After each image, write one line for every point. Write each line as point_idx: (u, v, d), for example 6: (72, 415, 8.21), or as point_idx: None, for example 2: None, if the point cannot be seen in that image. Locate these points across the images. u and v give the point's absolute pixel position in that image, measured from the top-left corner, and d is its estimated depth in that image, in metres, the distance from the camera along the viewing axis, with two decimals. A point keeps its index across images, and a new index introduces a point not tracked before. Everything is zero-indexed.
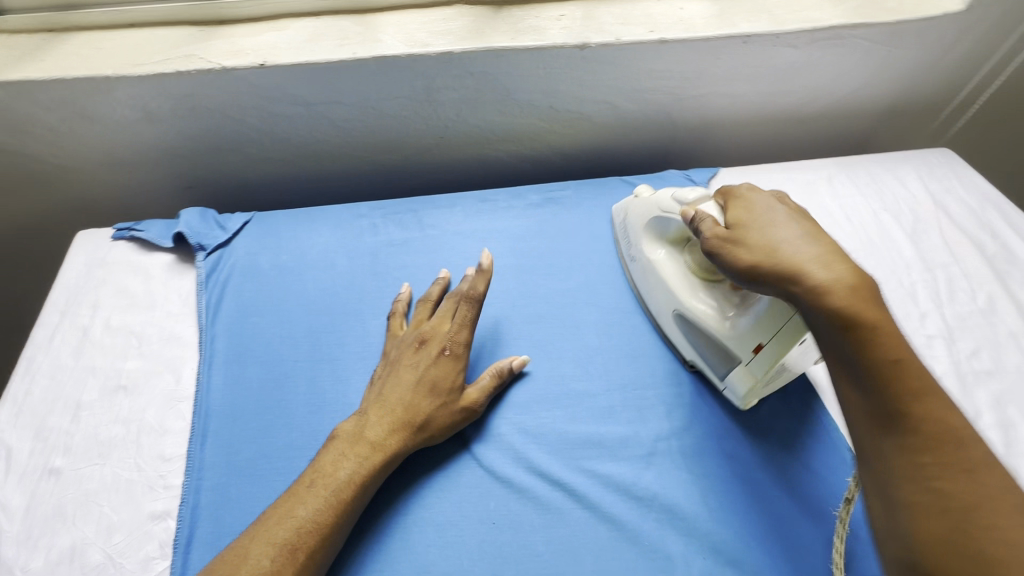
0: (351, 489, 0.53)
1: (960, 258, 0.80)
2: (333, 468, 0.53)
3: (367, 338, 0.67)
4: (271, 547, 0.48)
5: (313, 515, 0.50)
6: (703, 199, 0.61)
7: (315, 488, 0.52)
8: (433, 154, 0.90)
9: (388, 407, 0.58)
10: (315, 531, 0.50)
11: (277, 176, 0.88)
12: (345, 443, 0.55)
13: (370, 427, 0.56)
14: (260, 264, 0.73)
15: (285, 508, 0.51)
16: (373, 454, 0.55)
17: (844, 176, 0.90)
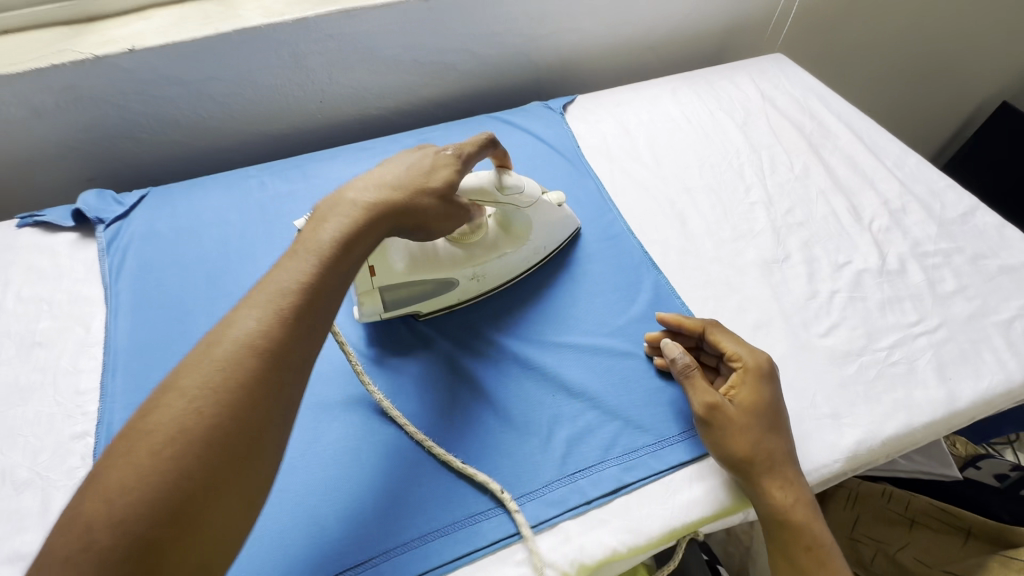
0: (276, 333, 0.43)
1: (782, 139, 0.92)
2: (246, 319, 0.43)
3: (259, 275, 0.75)
4: (186, 402, 0.39)
5: (237, 367, 0.41)
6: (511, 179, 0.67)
7: (237, 338, 0.42)
8: (318, 119, 0.98)
9: (316, 249, 0.49)
10: (239, 381, 0.40)
11: (173, 158, 0.96)
12: (268, 290, 0.45)
13: (284, 271, 0.47)
14: (159, 229, 0.80)
15: (199, 360, 0.41)
16: (308, 300, 0.46)
17: (687, 88, 1.01)
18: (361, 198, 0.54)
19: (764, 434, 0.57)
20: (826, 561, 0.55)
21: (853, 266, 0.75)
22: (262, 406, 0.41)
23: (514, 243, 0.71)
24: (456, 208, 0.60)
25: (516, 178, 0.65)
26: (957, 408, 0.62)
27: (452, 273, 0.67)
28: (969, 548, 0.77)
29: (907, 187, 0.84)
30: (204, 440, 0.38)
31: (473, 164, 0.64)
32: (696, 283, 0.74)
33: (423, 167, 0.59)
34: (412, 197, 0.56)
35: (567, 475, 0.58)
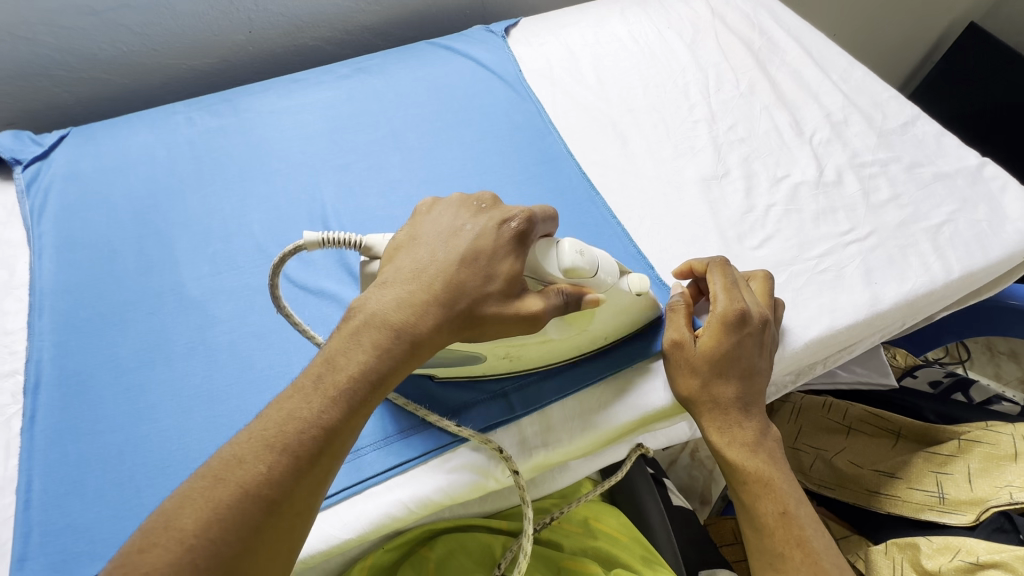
0: (309, 438, 0.40)
1: (729, 55, 0.89)
2: (290, 414, 0.40)
3: (189, 210, 0.73)
4: (209, 508, 0.36)
5: (264, 473, 0.38)
6: (580, 263, 0.50)
7: (266, 436, 0.39)
8: (249, 50, 0.93)
9: (368, 325, 0.44)
10: (262, 489, 0.38)
11: (99, 99, 0.90)
12: (310, 378, 0.42)
13: (338, 353, 0.43)
14: (82, 168, 0.77)
15: (229, 459, 0.39)
16: (350, 399, 0.42)
17: (635, 9, 0.97)
18: (398, 308, 0.45)
19: (713, 379, 0.56)
20: (765, 493, 0.53)
21: (791, 179, 0.75)
22: (282, 516, 0.38)
23: (566, 329, 0.55)
24: (531, 307, 0.48)
25: (586, 254, 0.51)
26: (880, 309, 0.64)
27: (484, 350, 0.53)
28: (900, 448, 0.81)
29: (850, 99, 0.83)
30: (267, 506, 0.38)
31: (537, 245, 0.50)
32: (634, 202, 0.73)
33: (489, 250, 0.48)
34: (469, 296, 0.46)
35: (500, 393, 0.59)
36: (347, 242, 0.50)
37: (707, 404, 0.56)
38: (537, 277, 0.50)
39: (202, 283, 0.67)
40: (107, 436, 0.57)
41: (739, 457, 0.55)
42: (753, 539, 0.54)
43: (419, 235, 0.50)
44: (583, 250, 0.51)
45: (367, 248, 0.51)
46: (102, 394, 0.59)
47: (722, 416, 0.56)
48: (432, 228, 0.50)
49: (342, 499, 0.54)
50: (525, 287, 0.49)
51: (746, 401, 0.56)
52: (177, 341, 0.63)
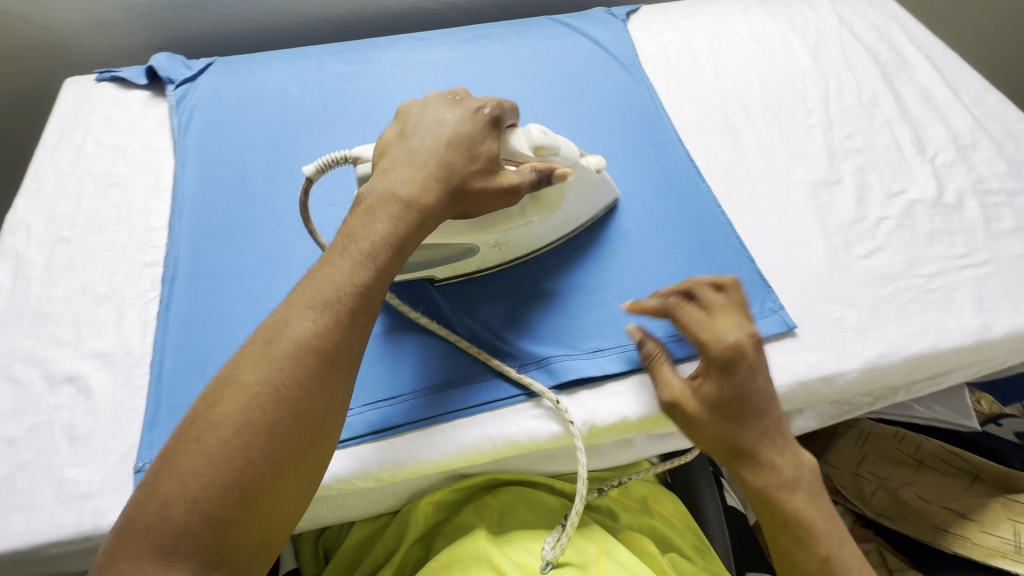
0: (346, 295, 0.45)
1: (854, 65, 0.87)
2: (326, 280, 0.46)
3: (315, 145, 0.78)
4: (266, 363, 0.42)
5: (310, 329, 0.44)
6: (539, 138, 0.57)
7: (307, 301, 0.45)
8: (380, 7, 0.97)
9: (383, 201, 0.49)
10: (312, 342, 0.43)
11: (240, 37, 0.97)
12: (339, 251, 0.47)
13: (362, 228, 0.48)
14: (223, 94, 0.83)
15: (276, 324, 0.44)
16: (376, 262, 0.47)
17: (759, 9, 0.96)
18: (402, 185, 0.49)
19: (726, 428, 0.50)
20: (806, 540, 0.47)
21: (907, 195, 0.73)
22: (332, 367, 0.44)
23: (544, 212, 0.62)
24: (511, 180, 0.53)
25: (549, 136, 0.58)
26: (989, 337, 0.62)
27: (474, 240, 0.60)
28: (976, 491, 0.78)
29: (980, 124, 0.80)
30: (317, 357, 0.43)
31: (506, 129, 0.56)
32: (741, 196, 0.73)
33: (468, 134, 0.53)
34: (458, 174, 0.51)
35: (590, 350, 0.61)
36: (338, 161, 0.55)
37: (726, 452, 0.50)
38: (512, 159, 0.56)
39: (322, 211, 0.72)
40: (228, 332, 0.62)
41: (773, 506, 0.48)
42: None
43: (405, 129, 0.55)
44: (546, 132, 0.58)
45: (356, 160, 0.56)
46: (227, 294, 0.65)
47: (747, 471, 0.49)
48: (412, 121, 0.55)
49: (434, 424, 0.58)
50: (502, 167, 0.54)
51: (771, 434, 0.50)
52: (295, 259, 0.68)
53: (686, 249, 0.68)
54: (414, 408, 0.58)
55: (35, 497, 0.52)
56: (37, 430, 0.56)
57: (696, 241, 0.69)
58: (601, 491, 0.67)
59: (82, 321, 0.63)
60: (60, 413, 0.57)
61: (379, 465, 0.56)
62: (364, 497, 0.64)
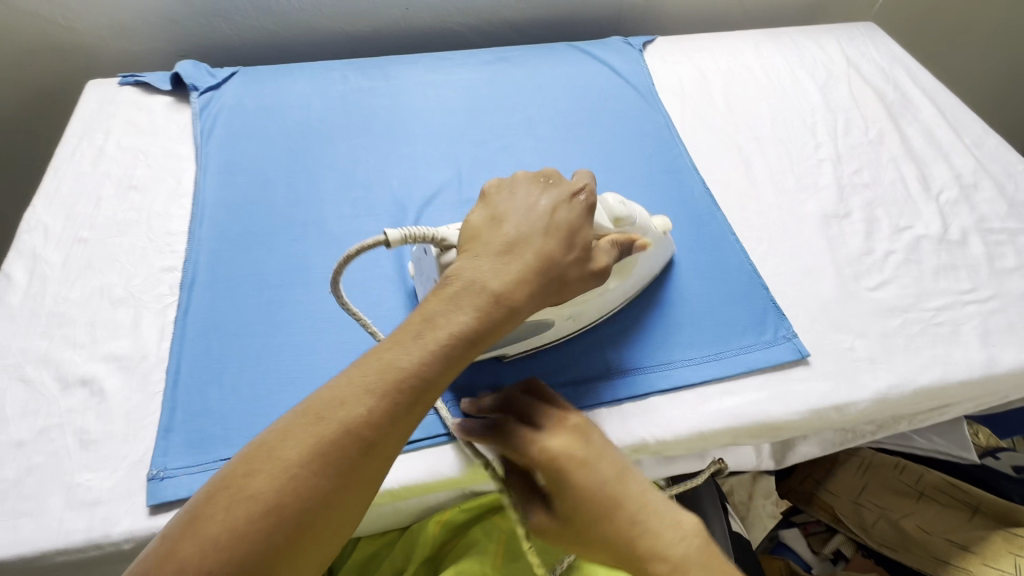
0: (407, 386, 0.41)
1: (860, 104, 0.90)
2: (391, 362, 0.42)
3: (337, 157, 0.79)
4: (312, 444, 0.38)
5: (365, 415, 0.40)
6: (617, 208, 0.58)
7: (370, 381, 0.41)
8: (403, 26, 1.00)
9: (470, 289, 0.47)
10: (362, 430, 0.39)
11: (262, 49, 0.98)
12: (413, 331, 0.44)
13: (438, 312, 0.45)
14: (247, 104, 0.84)
15: (332, 399, 0.40)
16: (448, 353, 0.44)
17: (770, 45, 0.99)
18: (494, 276, 0.48)
19: (590, 539, 0.44)
20: None
21: (914, 231, 0.75)
22: (374, 462, 0.40)
23: (621, 279, 0.62)
24: (603, 263, 0.56)
25: (626, 206, 0.60)
26: (994, 371, 0.64)
27: (555, 315, 0.58)
28: (977, 523, 0.79)
29: (982, 165, 0.83)
30: (362, 448, 0.39)
31: (594, 206, 0.57)
32: (754, 224, 0.75)
33: (568, 223, 0.54)
34: (559, 265, 0.52)
35: (608, 373, 0.62)
36: (425, 237, 0.52)
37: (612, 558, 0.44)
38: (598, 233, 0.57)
39: (343, 223, 0.72)
40: (245, 341, 0.62)
41: None
42: None
43: (495, 215, 0.53)
44: (623, 202, 0.59)
45: (441, 241, 0.54)
46: (246, 301, 0.65)
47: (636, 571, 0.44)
48: (499, 207, 0.54)
49: (455, 440, 0.58)
50: (594, 248, 0.56)
51: (638, 522, 0.43)
52: (315, 269, 0.68)
53: (700, 274, 0.70)
54: (432, 421, 0.59)
55: (44, 502, 0.51)
56: (48, 433, 0.55)
57: (711, 267, 0.70)
58: None
59: (97, 323, 0.62)
60: (72, 417, 0.56)
61: (397, 481, 0.56)
62: (370, 516, 0.62)
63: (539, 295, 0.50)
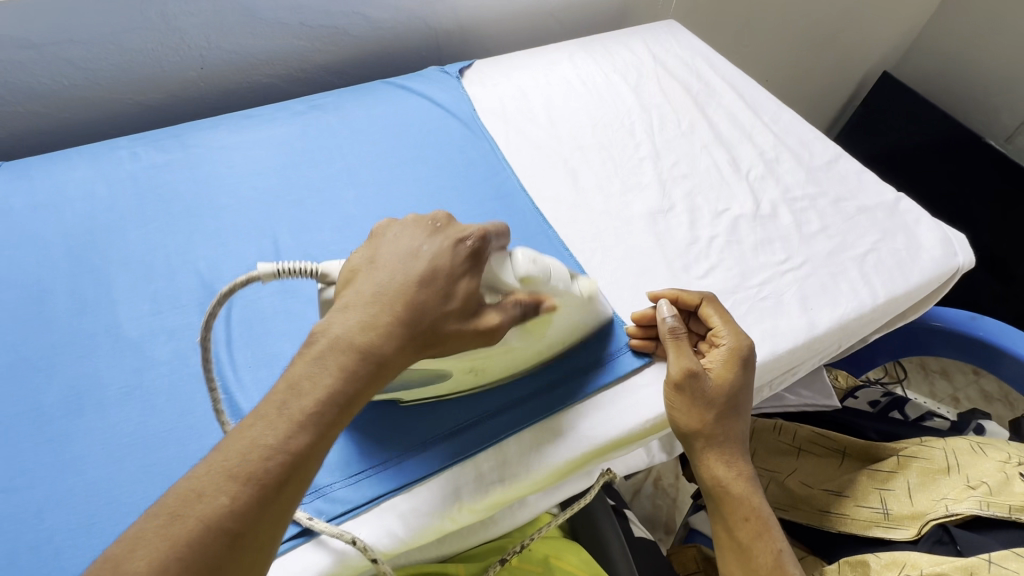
0: (274, 465, 0.39)
1: (670, 98, 0.95)
2: (254, 441, 0.39)
3: (131, 248, 0.70)
4: (166, 547, 0.35)
5: (228, 505, 0.37)
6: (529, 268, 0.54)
7: (228, 468, 0.38)
8: (201, 87, 0.92)
9: (336, 348, 0.44)
10: (224, 522, 0.36)
11: (32, 134, 0.86)
12: (277, 403, 0.41)
13: (302, 377, 0.42)
14: (12, 205, 0.73)
15: (187, 494, 0.37)
16: (318, 422, 0.41)
17: (583, 52, 1.02)
18: (360, 331, 0.44)
19: (721, 386, 0.59)
20: (761, 533, 0.57)
21: (731, 212, 0.79)
22: (245, 550, 0.37)
23: (528, 337, 0.57)
24: (489, 322, 0.50)
25: (538, 262, 0.55)
26: (816, 333, 0.68)
27: (449, 366, 0.54)
28: (846, 467, 0.84)
29: (780, 139, 0.90)
30: (229, 538, 0.37)
31: (496, 256, 0.53)
32: (586, 235, 0.75)
33: (447, 269, 0.49)
34: (430, 316, 0.47)
35: (453, 433, 0.58)
36: (303, 271, 0.51)
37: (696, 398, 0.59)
38: (494, 288, 0.53)
39: (141, 324, 0.64)
40: (22, 496, 0.52)
41: (728, 455, 0.59)
42: (749, 539, 0.57)
43: (361, 267, 0.49)
44: (535, 259, 0.55)
45: (324, 275, 0.51)
46: (21, 446, 0.55)
47: (713, 412, 0.59)
48: (383, 250, 0.50)
49: (292, 547, 0.51)
50: (484, 303, 0.51)
51: (746, 372, 0.60)
52: (110, 386, 0.59)
53: None
54: None
55: None
56: None
57: None
58: (504, 561, 0.62)
59: None
60: None
61: None
62: None
63: (409, 348, 0.47)
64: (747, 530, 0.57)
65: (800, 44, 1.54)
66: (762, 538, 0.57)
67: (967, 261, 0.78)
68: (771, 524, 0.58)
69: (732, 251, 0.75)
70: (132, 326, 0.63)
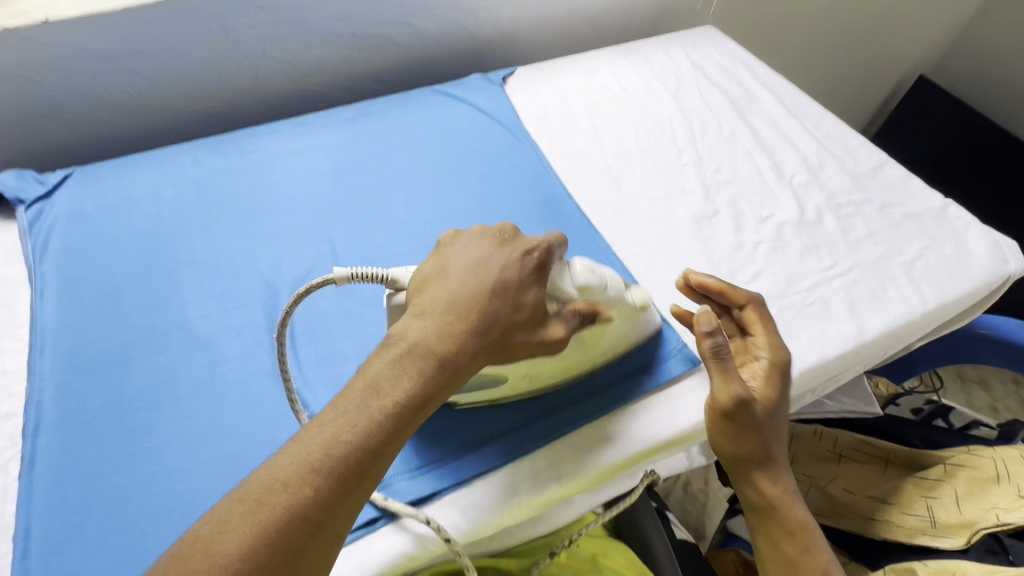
0: (353, 461, 0.41)
1: (711, 104, 0.96)
2: (335, 437, 0.41)
3: (197, 250, 0.74)
4: (255, 531, 0.37)
5: (311, 496, 0.39)
6: (585, 277, 0.56)
7: (311, 460, 0.40)
8: (255, 95, 0.95)
9: (412, 353, 0.46)
10: (308, 512, 0.38)
11: (99, 140, 0.90)
12: (355, 401, 0.43)
13: (381, 378, 0.44)
14: (86, 207, 0.77)
15: (272, 482, 0.39)
16: (395, 423, 0.43)
17: (622, 60, 1.03)
18: (438, 338, 0.46)
19: (766, 404, 0.59)
20: (807, 546, 0.57)
21: (776, 218, 0.80)
22: (324, 539, 0.39)
23: (582, 346, 0.59)
24: (555, 335, 0.52)
25: (596, 272, 0.57)
26: (865, 340, 0.68)
27: (508, 371, 0.56)
28: (890, 474, 0.84)
29: (823, 145, 0.90)
30: (310, 527, 0.38)
31: (556, 266, 0.55)
32: (632, 240, 0.77)
33: (516, 280, 0.51)
34: (502, 325, 0.49)
35: (505, 433, 0.60)
36: (373, 276, 0.52)
37: (745, 418, 0.58)
38: (554, 296, 0.55)
39: (210, 322, 0.67)
40: (107, 482, 0.55)
41: (774, 474, 0.59)
42: (795, 555, 0.57)
43: (430, 275, 0.51)
44: (592, 269, 0.57)
45: (393, 280, 0.53)
46: (105, 435, 0.58)
47: (760, 431, 0.58)
48: (452, 259, 0.52)
49: (359, 536, 0.54)
50: (548, 315, 0.53)
51: (784, 390, 0.61)
52: (183, 380, 0.62)
53: None
54: None
55: None
56: None
57: None
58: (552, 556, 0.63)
59: None
60: None
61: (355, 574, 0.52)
62: None
63: (481, 355, 0.49)
64: (794, 545, 0.57)
65: (834, 49, 1.53)
66: (809, 553, 0.57)
67: (1018, 269, 0.77)
68: (817, 535, 0.58)
69: (778, 256, 0.75)
70: (201, 323, 0.67)
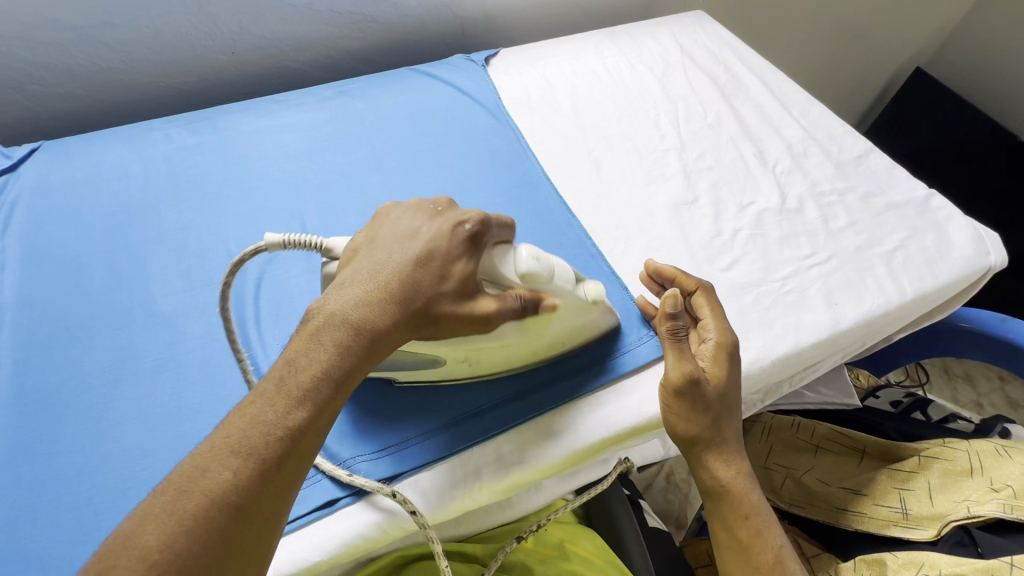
0: (276, 438, 0.39)
1: (697, 89, 0.94)
2: (255, 417, 0.40)
3: (164, 226, 0.72)
4: (175, 521, 0.35)
5: (232, 479, 0.37)
6: (528, 267, 0.54)
7: (229, 443, 0.38)
8: (232, 71, 0.93)
9: (329, 326, 0.44)
10: (230, 496, 0.37)
11: (70, 114, 0.88)
12: (273, 381, 0.41)
13: (299, 354, 0.43)
14: (52, 181, 0.75)
15: (191, 471, 0.37)
16: (315, 397, 0.42)
17: (609, 42, 1.01)
18: (355, 309, 0.45)
19: (717, 385, 0.58)
20: (761, 532, 0.56)
21: (756, 206, 0.78)
22: (253, 523, 0.37)
23: (523, 334, 0.56)
24: (485, 307, 0.50)
25: (542, 260, 0.55)
26: (840, 329, 0.67)
27: (444, 354, 0.55)
28: (866, 465, 0.83)
29: (808, 133, 0.89)
30: (234, 512, 0.37)
31: (494, 253, 0.53)
32: (609, 225, 0.76)
33: (442, 252, 0.50)
34: (423, 295, 0.48)
35: (465, 416, 0.59)
36: (309, 244, 0.52)
37: (697, 399, 0.57)
38: (495, 283, 0.53)
39: (174, 299, 0.66)
40: (62, 459, 0.54)
41: (727, 455, 0.58)
42: (746, 540, 0.56)
43: (359, 250, 0.51)
44: (538, 256, 0.55)
45: (328, 250, 0.53)
46: (61, 412, 0.57)
47: (712, 412, 0.57)
48: (383, 232, 0.52)
49: (315, 519, 0.53)
50: (479, 287, 0.52)
51: (735, 369, 0.60)
52: (145, 357, 0.61)
53: None
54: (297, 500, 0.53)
55: None
56: None
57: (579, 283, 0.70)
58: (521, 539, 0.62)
59: None
60: None
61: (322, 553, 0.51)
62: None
63: (402, 328, 0.47)
64: (747, 529, 0.56)
65: (830, 38, 1.51)
66: (761, 538, 0.56)
67: (999, 261, 0.76)
68: (770, 520, 0.57)
69: (757, 244, 0.74)
70: (164, 301, 0.66)
